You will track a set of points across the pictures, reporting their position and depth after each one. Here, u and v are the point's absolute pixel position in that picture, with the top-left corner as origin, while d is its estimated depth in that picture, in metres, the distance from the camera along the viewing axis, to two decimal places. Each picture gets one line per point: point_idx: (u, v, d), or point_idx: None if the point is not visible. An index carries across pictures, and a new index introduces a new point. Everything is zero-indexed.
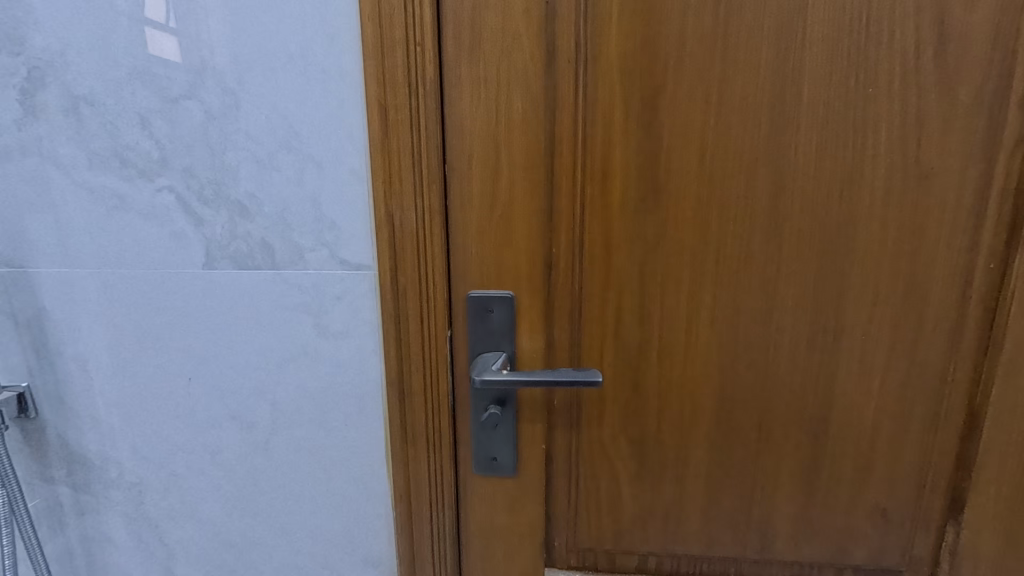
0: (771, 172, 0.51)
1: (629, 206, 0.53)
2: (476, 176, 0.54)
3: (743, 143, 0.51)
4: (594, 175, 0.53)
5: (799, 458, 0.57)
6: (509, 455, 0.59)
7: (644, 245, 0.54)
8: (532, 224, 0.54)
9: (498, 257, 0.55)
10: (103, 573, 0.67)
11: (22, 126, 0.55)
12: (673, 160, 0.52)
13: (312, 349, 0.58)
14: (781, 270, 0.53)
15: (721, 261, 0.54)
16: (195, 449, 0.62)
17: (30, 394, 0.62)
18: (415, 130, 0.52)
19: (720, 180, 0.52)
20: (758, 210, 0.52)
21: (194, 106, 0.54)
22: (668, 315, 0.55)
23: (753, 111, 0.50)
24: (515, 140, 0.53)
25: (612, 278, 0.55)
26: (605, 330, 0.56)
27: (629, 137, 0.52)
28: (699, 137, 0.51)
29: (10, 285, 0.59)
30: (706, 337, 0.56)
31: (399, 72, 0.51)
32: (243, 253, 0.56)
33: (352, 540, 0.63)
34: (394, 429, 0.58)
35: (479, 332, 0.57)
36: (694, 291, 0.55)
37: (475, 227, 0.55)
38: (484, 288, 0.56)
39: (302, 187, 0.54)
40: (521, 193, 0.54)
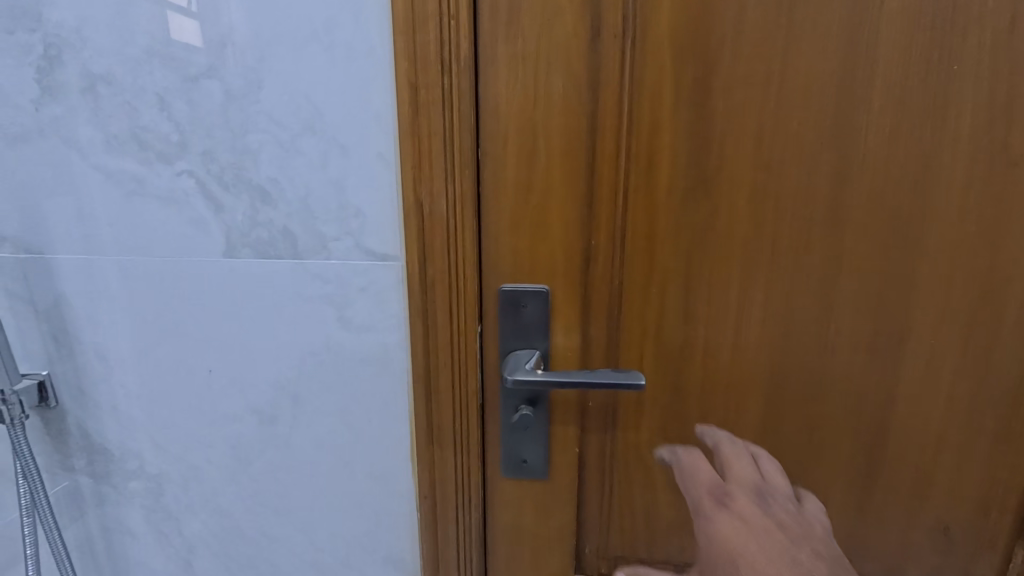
0: (836, 159, 0.47)
1: (675, 195, 0.49)
2: (511, 162, 0.50)
3: (806, 127, 0.47)
4: (638, 161, 0.49)
5: (853, 469, 0.53)
6: (540, 458, 0.56)
7: (690, 238, 0.50)
8: (570, 214, 0.51)
9: (533, 249, 0.52)
10: (123, 563, 0.67)
11: (39, 106, 0.53)
12: (727, 145, 0.48)
13: (335, 342, 0.55)
14: (841, 266, 0.49)
15: (775, 256, 0.50)
16: (215, 442, 0.61)
17: (50, 383, 0.61)
18: (447, 112, 0.48)
19: (777, 168, 0.48)
20: (819, 200, 0.48)
21: (214, 86, 0.51)
22: (715, 313, 0.52)
23: (818, 91, 0.46)
24: (554, 122, 0.49)
25: (655, 273, 0.51)
26: (646, 328, 0.53)
27: (679, 120, 0.48)
28: (757, 120, 0.47)
29: (29, 271, 0.58)
30: (755, 338, 0.52)
31: (431, 48, 0.47)
32: (265, 241, 0.54)
33: (374, 540, 0.61)
34: (419, 428, 0.56)
35: (511, 329, 0.54)
36: (744, 287, 0.51)
37: (509, 216, 0.51)
38: (517, 282, 0.53)
39: (326, 171, 0.51)
40: (559, 181, 0.50)
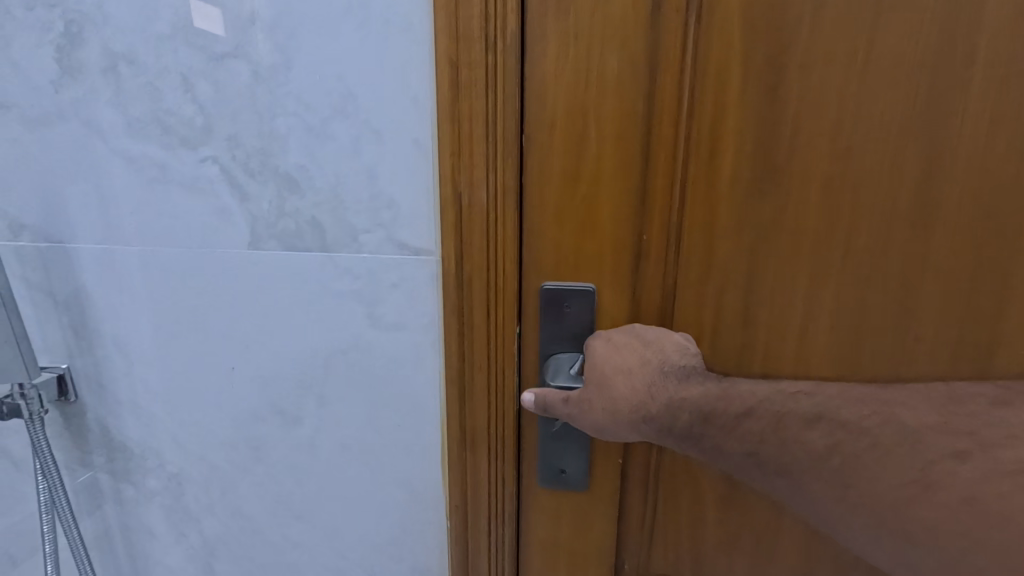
0: (925, 147, 0.42)
1: (739, 187, 0.45)
2: (557, 149, 0.46)
3: (892, 112, 0.42)
4: (699, 148, 0.45)
5: None
6: (580, 469, 0.52)
7: (754, 233, 0.46)
8: (621, 207, 0.47)
9: (579, 244, 0.48)
10: (143, 563, 0.65)
11: (59, 87, 0.51)
12: (800, 132, 0.43)
13: (364, 341, 0.52)
14: (924, 267, 0.44)
15: (850, 255, 0.45)
16: (237, 442, 0.58)
17: (70, 377, 0.59)
18: (490, 94, 0.44)
19: (856, 157, 0.43)
20: (903, 193, 0.43)
21: (241, 66, 0.47)
22: (778, 317, 0.47)
23: (909, 71, 0.41)
24: (607, 104, 0.45)
25: (712, 272, 0.47)
26: (701, 332, 0.49)
27: (746, 103, 0.43)
28: (836, 104, 0.42)
29: (49, 260, 0.55)
30: (822, 345, 0.47)
31: (475, 24, 0.43)
32: (292, 232, 0.51)
33: (400, 549, 0.58)
34: (452, 433, 0.52)
35: (552, 330, 0.50)
36: (813, 290, 0.46)
37: (554, 208, 0.47)
38: (561, 280, 0.49)
39: (358, 158, 0.48)
40: (609, 170, 0.46)
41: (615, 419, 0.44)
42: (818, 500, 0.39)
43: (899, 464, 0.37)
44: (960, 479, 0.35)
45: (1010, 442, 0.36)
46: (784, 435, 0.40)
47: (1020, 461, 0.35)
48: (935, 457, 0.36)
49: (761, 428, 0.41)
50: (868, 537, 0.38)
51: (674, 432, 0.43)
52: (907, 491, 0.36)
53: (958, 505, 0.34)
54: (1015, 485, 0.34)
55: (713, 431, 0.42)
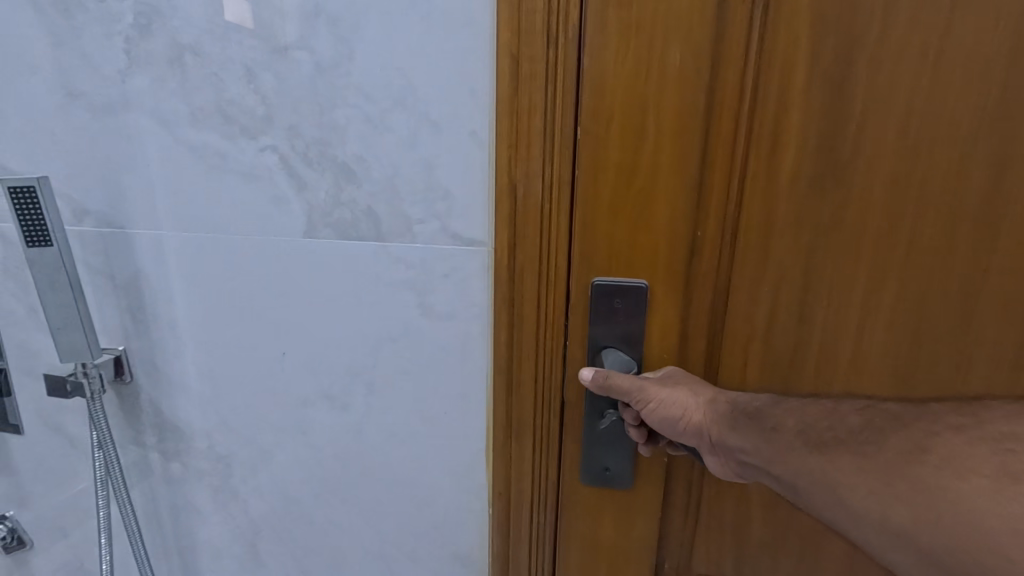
0: (998, 143, 0.41)
1: (797, 183, 0.45)
2: (614, 141, 0.46)
3: (966, 107, 0.41)
4: (761, 142, 0.45)
5: None
6: (623, 467, 0.53)
7: (814, 231, 0.46)
8: (677, 202, 0.47)
9: (633, 239, 0.48)
10: (188, 541, 0.67)
11: (126, 78, 0.52)
12: (867, 126, 0.43)
13: (415, 329, 0.53)
14: (989, 266, 0.44)
15: (912, 254, 0.45)
16: (285, 426, 0.60)
17: (126, 358, 0.61)
18: (549, 87, 0.45)
19: (922, 154, 0.43)
20: (972, 190, 0.43)
21: (304, 57, 0.49)
22: (834, 316, 0.47)
23: (980, 65, 0.40)
24: (667, 97, 0.45)
25: (770, 268, 0.47)
26: (754, 330, 0.49)
27: (811, 95, 0.43)
28: (909, 96, 0.42)
29: (110, 245, 0.57)
30: (879, 345, 0.47)
31: (537, 18, 0.44)
32: (348, 222, 0.52)
33: (442, 535, 0.59)
34: (497, 422, 0.53)
35: (600, 324, 0.50)
36: (872, 288, 0.46)
37: (608, 201, 0.48)
38: (611, 276, 0.49)
39: (415, 150, 0.49)
40: (667, 163, 0.46)
41: (688, 396, 0.46)
42: (857, 493, 0.33)
43: (911, 435, 0.34)
44: (949, 444, 0.32)
45: (1002, 417, 0.33)
46: (830, 418, 0.39)
47: (1005, 432, 0.32)
48: (937, 428, 0.33)
49: (816, 412, 0.40)
50: (901, 547, 0.31)
51: (745, 410, 0.44)
52: (919, 461, 0.32)
53: (955, 472, 0.30)
54: (991, 450, 0.31)
55: (778, 410, 0.42)
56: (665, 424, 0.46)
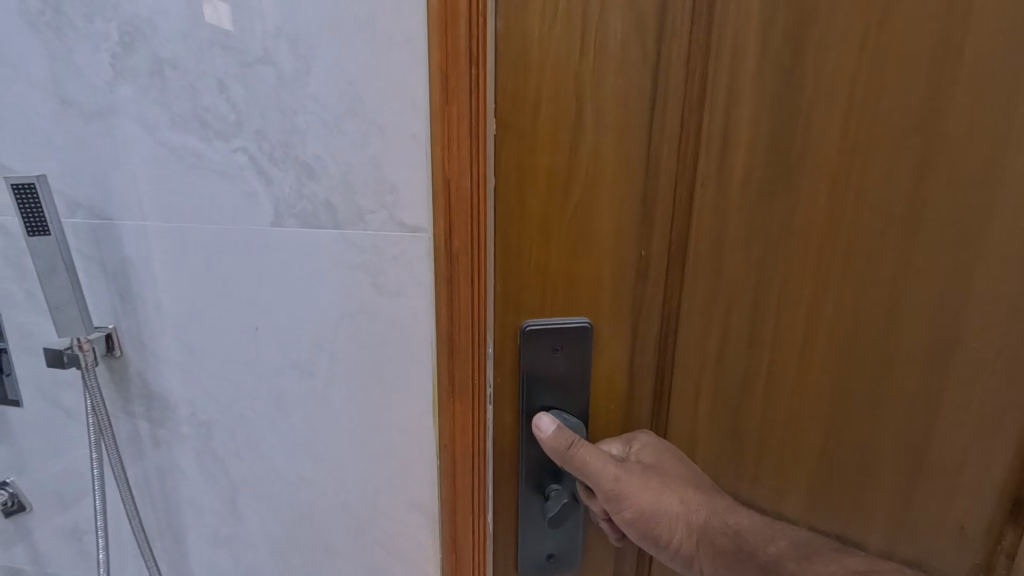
0: (921, 144, 0.43)
1: (746, 190, 0.46)
2: (524, 140, 0.44)
3: (897, 100, 0.43)
4: (711, 139, 0.45)
5: (919, 491, 0.51)
6: (565, 551, 0.56)
7: (765, 241, 0.47)
8: (613, 204, 0.47)
9: (565, 250, 0.47)
10: (174, 499, 0.75)
11: (113, 88, 0.60)
12: (818, 112, 0.44)
13: (370, 306, 0.62)
14: (914, 272, 0.46)
15: (859, 326, 0.48)
16: (260, 394, 0.68)
17: (116, 334, 0.68)
18: (473, 97, 0.52)
19: (849, 209, 0.45)
20: (897, 190, 0.44)
21: (269, 71, 0.57)
22: (775, 336, 0.49)
23: (901, 103, 0.43)
24: (605, 110, 0.45)
25: (722, 283, 0.48)
26: (705, 359, 0.51)
27: (763, 75, 0.43)
28: (852, 87, 0.43)
29: (100, 234, 0.65)
30: (811, 377, 0.50)
31: (461, 41, 0.51)
32: (309, 212, 0.60)
33: (398, 484, 0.68)
34: (441, 382, 0.62)
35: (535, 368, 0.50)
36: (808, 332, 0.49)
37: (520, 203, 0.46)
38: (547, 318, 0.49)
39: (365, 150, 0.57)
40: (592, 156, 0.45)
41: (678, 513, 0.49)
42: None
43: None
44: None
45: None
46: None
47: None
48: None
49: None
50: None
51: (747, 553, 0.48)
52: None
53: None
54: None
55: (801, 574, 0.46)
56: (641, 526, 0.51)
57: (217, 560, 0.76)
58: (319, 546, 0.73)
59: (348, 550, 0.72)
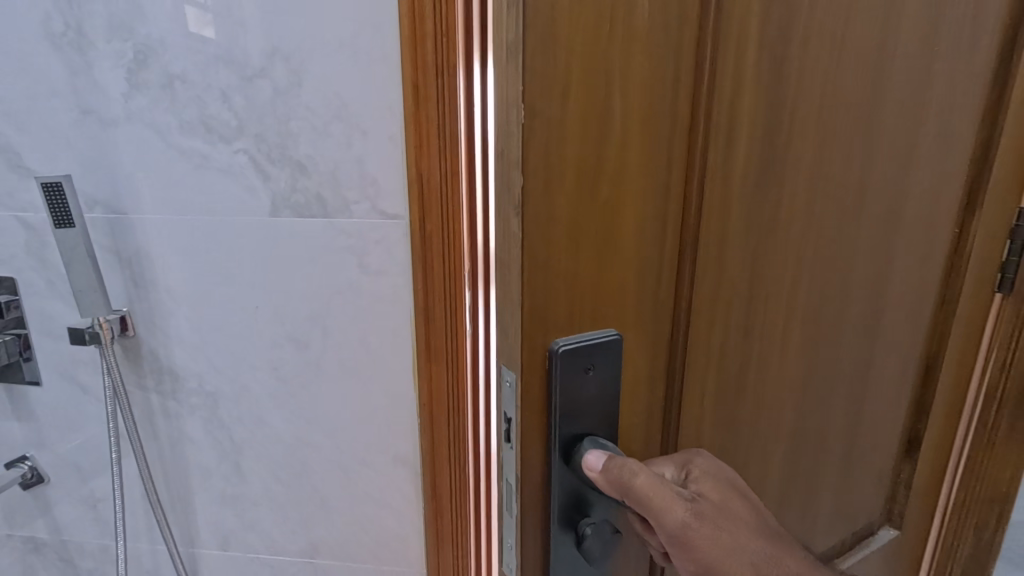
0: (863, 144, 0.51)
1: (745, 182, 0.46)
2: (551, 140, 0.36)
3: (842, 102, 0.49)
4: (719, 136, 0.43)
5: (846, 432, 0.61)
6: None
7: (758, 230, 0.48)
8: (640, 210, 0.41)
9: (599, 273, 0.41)
10: (182, 465, 0.84)
11: (128, 99, 0.69)
12: (796, 110, 0.46)
13: (356, 284, 0.72)
14: (855, 251, 0.55)
15: (825, 327, 0.56)
16: (261, 366, 0.77)
17: (130, 316, 0.77)
18: (440, 103, 0.64)
19: (816, 201, 0.50)
20: (848, 183, 0.52)
21: (266, 83, 0.67)
22: (765, 322, 0.52)
23: (844, 103, 0.49)
24: (633, 105, 0.38)
25: (725, 276, 0.48)
26: (713, 352, 0.49)
27: (757, 78, 0.43)
28: (820, 88, 0.47)
29: (116, 227, 0.74)
30: (789, 357, 0.55)
31: (428, 58, 0.63)
32: (302, 204, 0.70)
33: (385, 441, 0.78)
34: (419, 348, 0.73)
35: (566, 396, 0.42)
36: (786, 326, 0.53)
37: (545, 217, 0.38)
38: (576, 336, 0.41)
39: (350, 150, 0.68)
40: (631, 160, 0.39)
41: (745, 556, 0.45)
42: None
43: None
44: None
45: None
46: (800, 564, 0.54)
47: None
48: None
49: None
50: None
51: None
52: None
53: None
54: None
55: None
56: None
57: (223, 519, 0.85)
58: (318, 500, 0.82)
59: (341, 502, 0.82)
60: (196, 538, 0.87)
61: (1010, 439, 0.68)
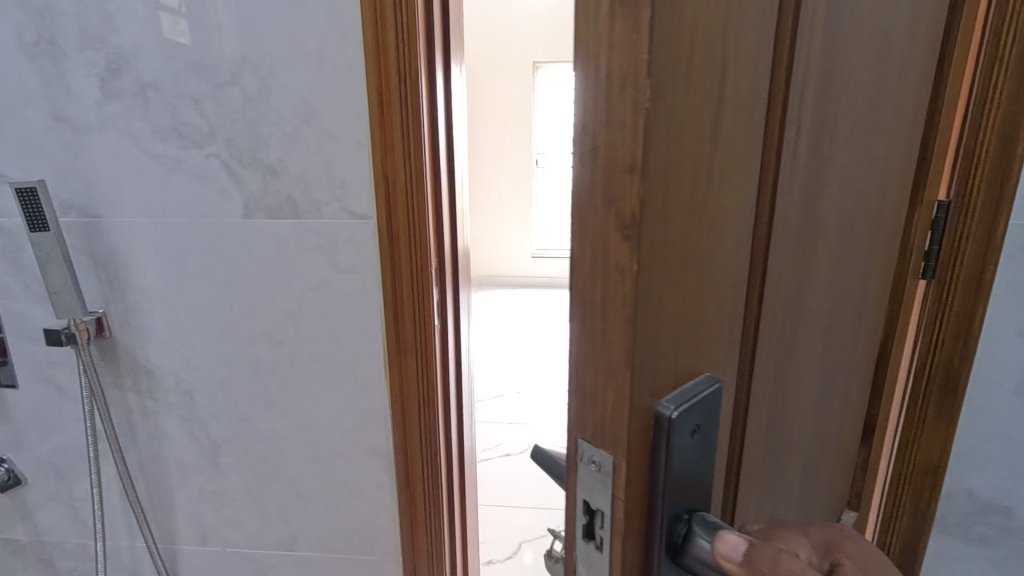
0: (885, 140, 0.47)
1: (811, 180, 0.37)
2: (671, 120, 0.24)
3: (875, 90, 0.43)
4: (800, 124, 0.33)
5: (840, 440, 0.57)
6: None
7: (812, 238, 0.39)
8: (736, 219, 0.30)
9: (696, 306, 0.29)
10: (161, 462, 0.85)
11: (102, 107, 0.72)
12: (847, 96, 0.39)
13: (327, 282, 0.75)
14: (869, 254, 0.50)
15: (843, 339, 0.50)
16: (237, 363, 0.80)
17: (106, 318, 0.79)
18: (403, 109, 0.68)
19: (853, 201, 0.44)
20: (872, 181, 0.46)
21: (236, 91, 0.70)
22: (810, 344, 0.44)
23: (877, 91, 0.43)
24: (743, 81, 0.28)
25: (787, 296, 0.38)
26: (771, 390, 0.39)
27: (827, 52, 0.34)
28: (865, 72, 0.40)
29: (90, 230, 0.76)
30: (818, 381, 0.47)
31: (391, 65, 0.67)
32: (274, 206, 0.73)
33: (358, 434, 0.81)
34: (389, 342, 0.76)
35: (675, 474, 0.28)
36: (823, 345, 0.46)
37: (660, 235, 0.25)
38: (677, 388, 0.29)
39: (319, 154, 0.71)
40: (733, 151, 0.28)
41: None
42: None
43: None
44: None
45: None
46: None
47: None
48: None
49: None
50: None
51: None
52: None
53: None
54: None
55: None
56: None
57: (202, 515, 0.87)
58: (295, 492, 0.85)
59: (318, 494, 0.85)
60: (176, 534, 0.89)
61: (938, 415, 0.71)
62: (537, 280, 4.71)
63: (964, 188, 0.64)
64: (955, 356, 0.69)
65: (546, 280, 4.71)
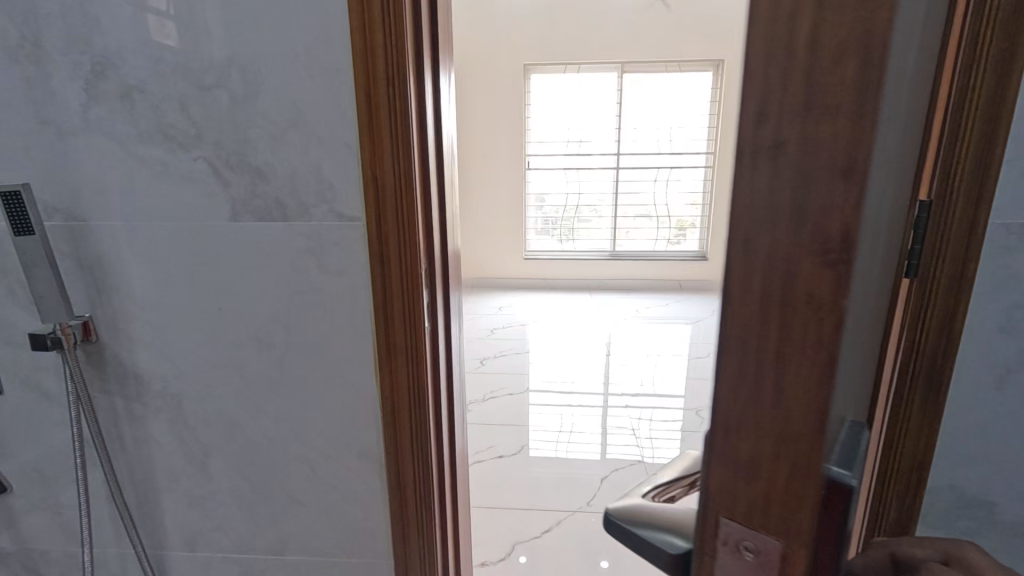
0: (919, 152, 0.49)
1: (898, 196, 0.38)
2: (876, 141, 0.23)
3: (923, 103, 0.44)
4: (904, 143, 0.34)
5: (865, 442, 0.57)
6: None
7: (890, 252, 0.40)
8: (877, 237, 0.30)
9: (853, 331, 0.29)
10: (149, 468, 0.85)
11: (87, 109, 0.71)
12: (919, 113, 0.40)
13: (316, 285, 0.75)
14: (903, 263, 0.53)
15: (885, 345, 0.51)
16: (225, 366, 0.80)
17: (92, 322, 0.78)
18: (392, 111, 0.68)
19: (906, 214, 0.45)
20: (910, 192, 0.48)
21: (223, 93, 0.70)
22: (873, 354, 0.44)
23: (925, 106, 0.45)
24: (897, 96, 0.28)
25: (876, 310, 0.39)
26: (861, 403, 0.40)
27: (920, 71, 0.35)
28: (925, 87, 0.41)
29: (76, 233, 0.75)
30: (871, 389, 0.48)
31: (379, 66, 0.66)
32: (262, 208, 0.73)
33: (349, 437, 0.81)
34: (379, 345, 0.76)
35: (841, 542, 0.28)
36: (875, 354, 0.47)
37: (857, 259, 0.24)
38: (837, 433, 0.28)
39: (307, 156, 0.71)
40: (884, 171, 0.29)
41: None
42: None
43: None
44: None
45: None
46: None
47: None
48: None
49: None
50: None
51: None
52: None
53: None
54: None
55: None
56: None
57: (191, 520, 0.87)
58: (285, 496, 0.85)
59: (309, 497, 0.84)
60: (164, 541, 0.88)
61: (922, 413, 0.72)
62: (529, 281, 4.71)
63: (944, 188, 0.65)
64: (938, 355, 0.69)
65: (540, 281, 4.72)
